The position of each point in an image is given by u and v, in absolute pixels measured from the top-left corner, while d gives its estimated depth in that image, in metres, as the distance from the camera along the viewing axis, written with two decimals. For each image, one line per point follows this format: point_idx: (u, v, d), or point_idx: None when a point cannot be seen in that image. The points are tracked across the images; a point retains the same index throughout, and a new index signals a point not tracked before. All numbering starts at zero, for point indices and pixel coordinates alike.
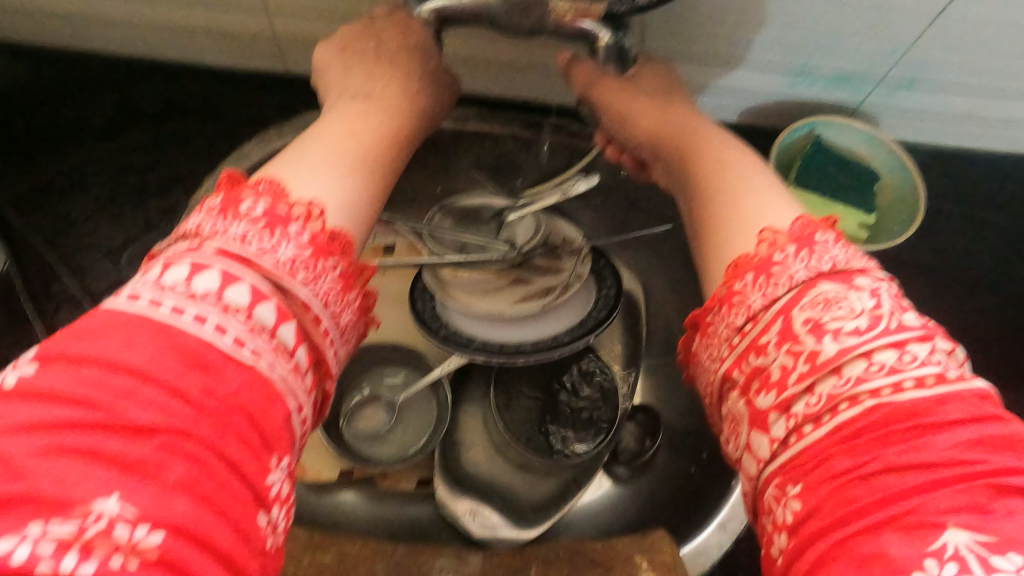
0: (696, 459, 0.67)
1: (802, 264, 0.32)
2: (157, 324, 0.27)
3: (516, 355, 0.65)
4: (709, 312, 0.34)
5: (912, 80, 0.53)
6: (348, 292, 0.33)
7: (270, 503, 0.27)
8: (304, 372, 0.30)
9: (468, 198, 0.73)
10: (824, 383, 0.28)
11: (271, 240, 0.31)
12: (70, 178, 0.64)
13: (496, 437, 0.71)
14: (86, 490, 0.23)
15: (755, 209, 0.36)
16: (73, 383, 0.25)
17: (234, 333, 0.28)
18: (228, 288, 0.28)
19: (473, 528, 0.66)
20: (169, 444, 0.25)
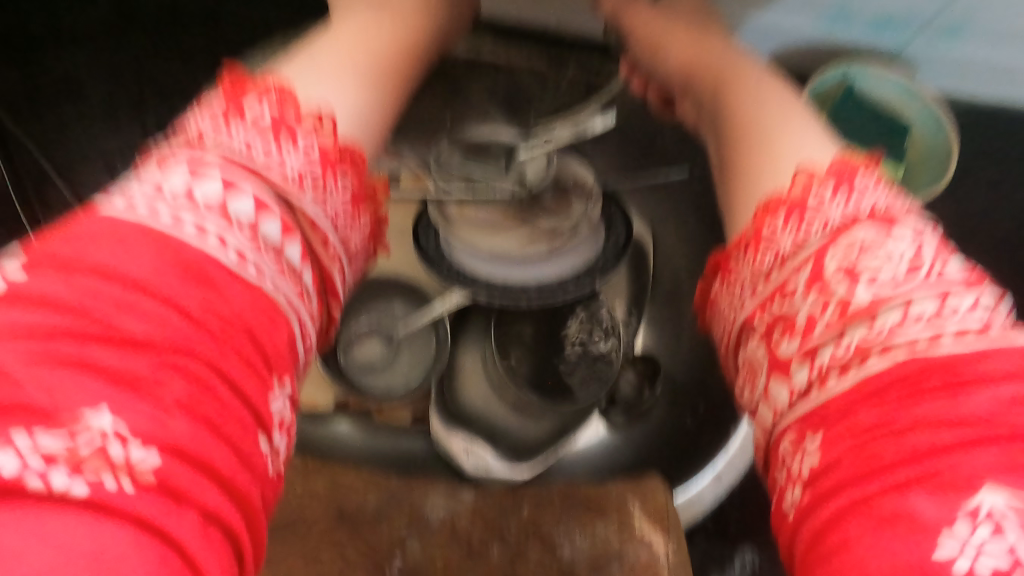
0: (692, 409, 0.68)
1: (840, 207, 0.30)
2: (154, 234, 0.25)
3: (519, 296, 0.65)
4: (734, 256, 0.33)
5: (959, 28, 0.50)
6: (358, 214, 0.32)
7: (273, 428, 0.26)
8: (311, 298, 0.29)
9: (479, 133, 0.69)
10: (854, 332, 0.27)
11: (278, 150, 0.29)
12: (64, 85, 0.62)
13: (493, 376, 0.69)
14: (76, 403, 0.22)
15: (792, 151, 0.34)
16: (64, 291, 0.23)
17: (236, 250, 0.26)
18: (231, 200, 0.26)
19: (467, 465, 0.66)
20: (167, 359, 0.23)
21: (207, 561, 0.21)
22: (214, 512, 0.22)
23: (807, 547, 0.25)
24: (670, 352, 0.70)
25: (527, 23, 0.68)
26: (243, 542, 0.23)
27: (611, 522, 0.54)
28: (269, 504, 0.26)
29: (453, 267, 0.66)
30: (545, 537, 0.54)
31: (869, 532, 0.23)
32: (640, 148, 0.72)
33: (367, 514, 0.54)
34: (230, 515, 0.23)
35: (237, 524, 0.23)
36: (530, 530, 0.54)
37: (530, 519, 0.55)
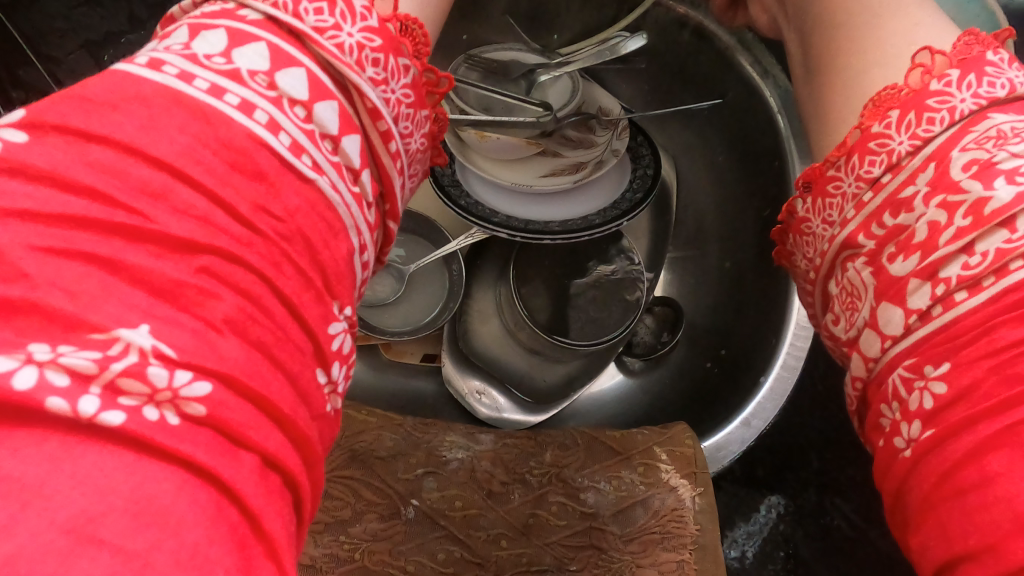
0: (713, 354, 0.64)
1: (970, 92, 0.25)
2: (189, 105, 0.21)
3: (541, 233, 0.60)
4: (831, 164, 0.28)
5: None
6: (420, 109, 0.28)
7: (332, 359, 0.24)
8: (367, 205, 0.26)
9: (497, 50, 0.65)
10: (989, 239, 0.22)
11: (332, 15, 0.24)
12: None
13: (508, 320, 0.67)
14: (106, 314, 0.18)
15: (902, 34, 0.28)
16: (80, 168, 0.20)
17: (289, 135, 0.22)
18: (280, 72, 0.23)
19: (480, 408, 0.64)
20: (213, 269, 0.20)
21: (265, 511, 0.20)
22: (272, 455, 0.20)
23: (933, 486, 0.22)
24: (691, 296, 0.69)
25: None
26: (299, 480, 0.22)
27: (636, 468, 0.52)
28: (307, 432, 0.22)
29: (472, 199, 0.61)
30: (568, 482, 0.51)
31: (1018, 466, 0.20)
32: (669, 74, 0.66)
33: (379, 451, 0.50)
34: (288, 457, 0.21)
35: (296, 466, 0.21)
36: (553, 473, 0.52)
37: (553, 462, 0.52)
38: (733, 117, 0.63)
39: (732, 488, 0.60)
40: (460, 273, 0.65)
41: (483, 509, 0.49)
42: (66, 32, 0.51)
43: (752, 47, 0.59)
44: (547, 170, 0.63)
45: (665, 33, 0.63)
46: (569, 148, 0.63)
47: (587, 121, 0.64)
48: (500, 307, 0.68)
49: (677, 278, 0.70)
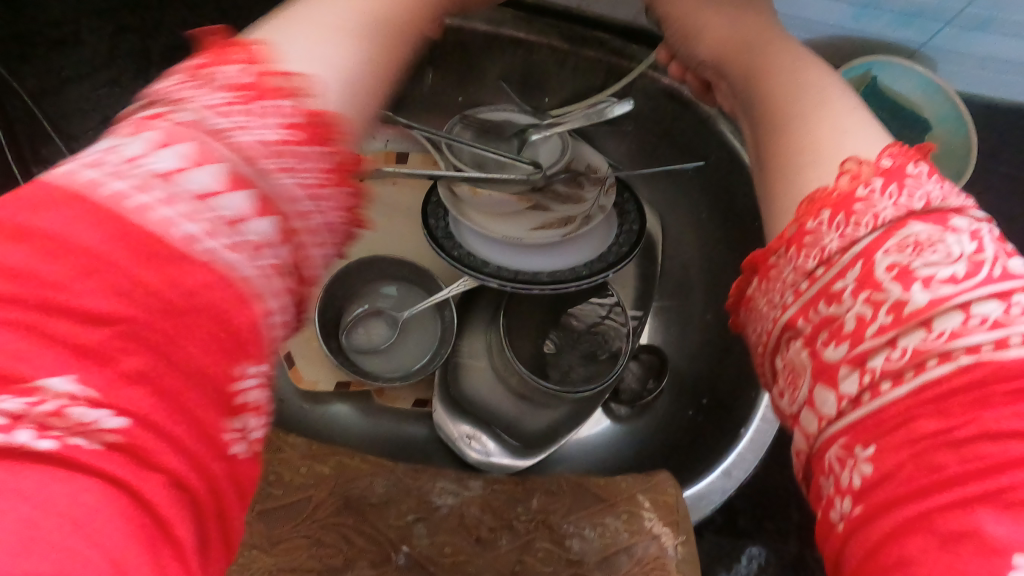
0: (696, 403, 0.67)
1: (891, 201, 0.28)
2: (109, 198, 0.24)
3: (530, 283, 0.65)
4: (773, 253, 0.31)
5: (987, 20, 0.54)
6: (340, 184, 0.30)
7: (241, 411, 0.25)
8: (282, 273, 0.27)
9: (490, 112, 0.69)
10: (909, 337, 0.25)
11: (254, 114, 0.28)
12: None
13: (498, 365, 0.70)
14: (31, 371, 0.21)
15: (836, 140, 0.31)
16: (12, 253, 0.23)
17: (203, 219, 0.25)
18: (198, 167, 0.25)
19: (470, 452, 0.66)
20: (124, 335, 0.22)
21: (175, 524, 0.22)
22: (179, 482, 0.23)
23: (863, 561, 0.24)
24: (676, 345, 0.72)
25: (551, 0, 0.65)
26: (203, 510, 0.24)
27: (620, 516, 0.53)
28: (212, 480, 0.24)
29: (464, 250, 0.66)
30: (554, 529, 0.52)
31: (932, 552, 0.22)
32: (656, 135, 0.70)
33: (374, 499, 0.52)
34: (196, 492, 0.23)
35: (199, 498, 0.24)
36: (540, 520, 0.53)
37: (540, 509, 0.54)
38: (716, 179, 0.67)
39: (713, 538, 0.61)
40: (452, 318, 0.69)
41: (471, 556, 0.50)
42: (88, 112, 0.57)
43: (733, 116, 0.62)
44: (537, 223, 0.67)
45: (652, 100, 0.67)
46: (559, 203, 0.67)
47: (575, 178, 0.68)
48: (491, 352, 0.70)
49: (664, 329, 0.73)
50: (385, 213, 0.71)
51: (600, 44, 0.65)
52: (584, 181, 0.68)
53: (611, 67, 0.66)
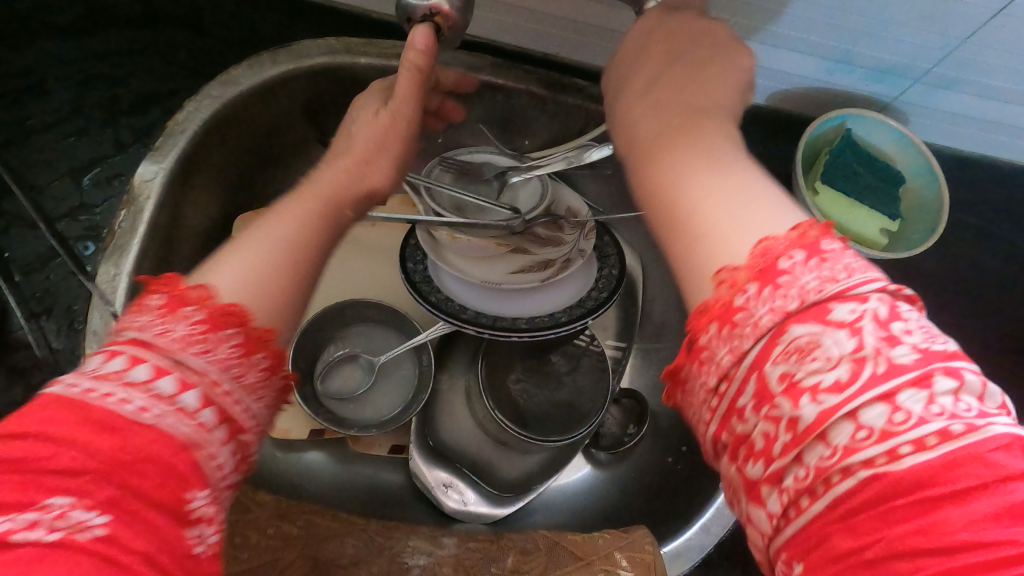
0: (675, 450, 0.66)
1: (767, 305, 0.27)
2: (63, 403, 0.27)
3: (509, 331, 0.63)
4: (683, 367, 0.30)
5: (954, 80, 0.57)
6: (250, 356, 0.31)
7: (193, 523, 0.27)
8: (210, 432, 0.29)
9: (471, 155, 0.69)
10: (811, 454, 0.25)
11: (166, 322, 0.30)
12: (25, 81, 0.58)
13: (477, 411, 0.69)
14: (25, 500, 0.25)
15: (719, 243, 0.30)
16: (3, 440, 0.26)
17: (140, 399, 0.27)
18: (132, 368, 0.28)
19: (447, 501, 0.65)
20: (92, 482, 0.25)
21: None
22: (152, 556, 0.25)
23: None
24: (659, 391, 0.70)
25: (530, 49, 0.67)
26: None
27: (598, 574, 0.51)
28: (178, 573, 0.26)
29: (442, 295, 0.64)
30: None
31: None
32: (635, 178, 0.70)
33: (343, 559, 0.49)
34: None
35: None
36: None
37: (514, 567, 0.52)
38: None
39: None
40: (430, 364, 0.67)
41: None
42: (49, 161, 0.57)
43: None
44: (515, 266, 0.66)
45: None
46: (538, 246, 0.66)
47: (555, 221, 0.67)
48: (470, 396, 0.70)
49: (646, 369, 0.72)
50: (364, 255, 0.71)
51: (580, 91, 0.66)
52: (564, 224, 0.67)
53: (592, 114, 0.67)
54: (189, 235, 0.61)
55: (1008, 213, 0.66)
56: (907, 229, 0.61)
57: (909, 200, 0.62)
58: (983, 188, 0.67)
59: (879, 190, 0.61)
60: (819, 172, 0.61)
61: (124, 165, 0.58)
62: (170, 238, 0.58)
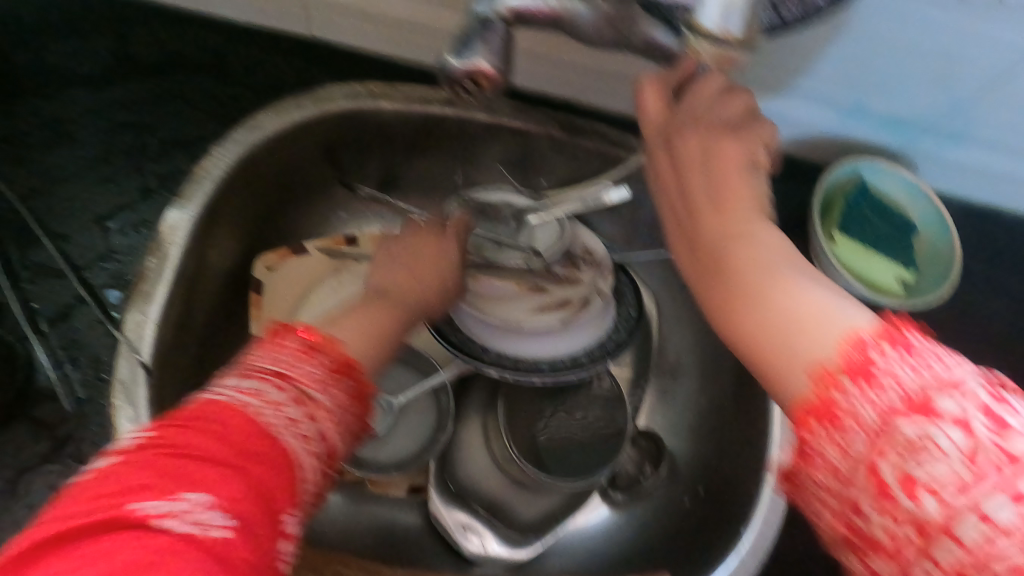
0: (692, 491, 0.67)
1: (869, 402, 0.28)
2: (235, 405, 0.33)
3: (531, 372, 0.64)
4: (794, 466, 0.31)
5: (962, 135, 0.59)
6: (357, 404, 0.39)
7: (282, 543, 0.31)
8: (316, 463, 0.35)
9: (487, 194, 0.70)
10: (943, 553, 0.25)
11: (302, 362, 0.37)
12: (53, 131, 0.60)
13: (495, 451, 0.69)
14: (180, 483, 0.29)
15: (801, 342, 0.31)
16: (179, 430, 0.32)
17: (278, 419, 0.34)
18: (281, 388, 0.35)
19: (465, 543, 0.64)
20: (232, 478, 0.30)
21: None
22: None
23: None
24: (674, 430, 0.71)
25: (549, 95, 0.69)
26: None
27: None
28: None
29: (463, 336, 0.65)
30: None
31: None
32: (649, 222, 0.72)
33: None
34: None
35: None
36: None
37: None
38: None
39: None
40: (449, 404, 0.68)
41: None
42: (74, 210, 0.59)
43: None
44: (534, 306, 0.66)
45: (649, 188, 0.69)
46: (556, 285, 0.67)
47: (572, 260, 0.67)
48: (488, 436, 0.70)
49: (661, 409, 0.72)
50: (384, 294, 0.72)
51: (598, 134, 0.66)
52: (581, 263, 0.68)
53: (606, 157, 0.67)
54: (212, 278, 0.61)
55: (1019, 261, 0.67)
56: (919, 280, 0.63)
57: (922, 250, 0.63)
58: (995, 237, 0.68)
59: (893, 241, 0.62)
60: (834, 223, 0.62)
61: (149, 213, 0.59)
62: (195, 282, 0.58)
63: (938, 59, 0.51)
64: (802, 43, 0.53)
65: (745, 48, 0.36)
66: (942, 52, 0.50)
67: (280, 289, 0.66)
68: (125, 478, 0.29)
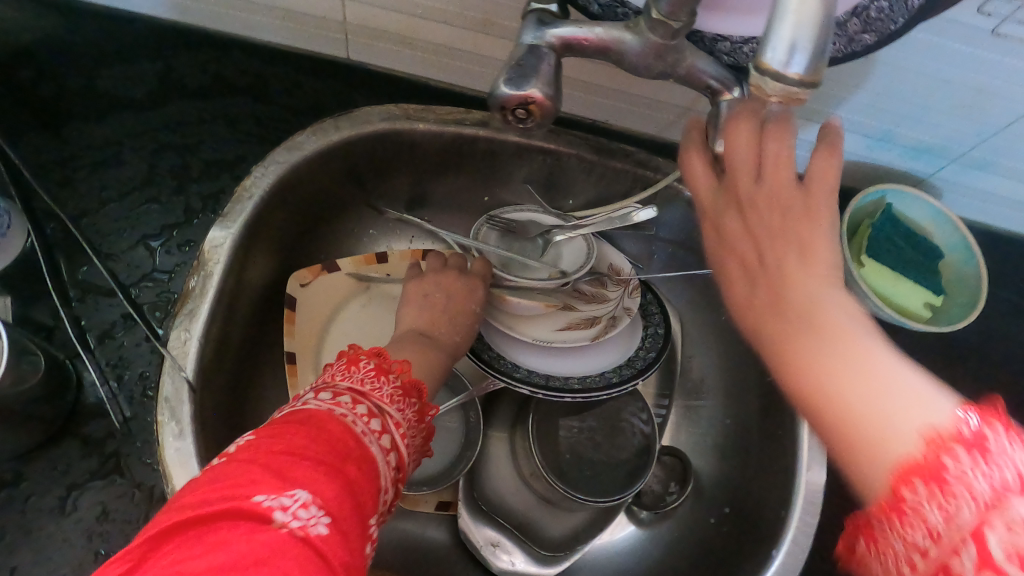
0: (718, 511, 0.68)
1: (984, 478, 0.27)
2: (321, 414, 0.36)
3: (561, 390, 0.63)
4: (876, 519, 0.30)
5: (986, 163, 0.61)
6: (421, 421, 0.44)
7: (367, 547, 0.33)
8: (392, 471, 0.38)
9: (514, 212, 0.70)
10: None
11: (375, 381, 0.42)
12: (102, 154, 0.66)
13: (524, 466, 0.70)
14: (288, 480, 0.31)
15: (905, 411, 0.30)
16: (278, 434, 0.34)
17: (360, 429, 0.37)
18: (359, 403, 0.39)
19: (495, 559, 0.65)
20: (331, 480, 0.32)
21: None
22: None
23: None
24: (699, 448, 0.72)
25: (579, 116, 0.71)
26: None
27: None
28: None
29: (492, 352, 0.64)
30: None
31: None
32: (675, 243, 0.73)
33: None
34: None
35: None
36: None
37: None
38: None
39: None
40: (477, 420, 0.69)
41: None
42: (121, 231, 0.64)
43: None
44: (562, 324, 0.67)
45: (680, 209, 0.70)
46: (583, 302, 0.68)
47: (599, 278, 0.69)
48: (517, 451, 0.71)
49: (687, 427, 0.73)
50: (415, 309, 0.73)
51: (627, 155, 0.68)
52: (607, 281, 0.69)
53: (638, 178, 0.68)
54: (249, 295, 0.62)
55: None
56: (947, 303, 0.64)
57: (948, 274, 0.65)
58: (1011, 264, 0.70)
59: (920, 265, 0.63)
60: (863, 247, 0.64)
61: (194, 234, 0.65)
62: (235, 299, 0.59)
63: (971, 89, 0.53)
64: (838, 75, 0.55)
65: (813, 87, 0.32)
66: (974, 83, 0.53)
67: (311, 305, 0.67)
68: (235, 476, 0.31)
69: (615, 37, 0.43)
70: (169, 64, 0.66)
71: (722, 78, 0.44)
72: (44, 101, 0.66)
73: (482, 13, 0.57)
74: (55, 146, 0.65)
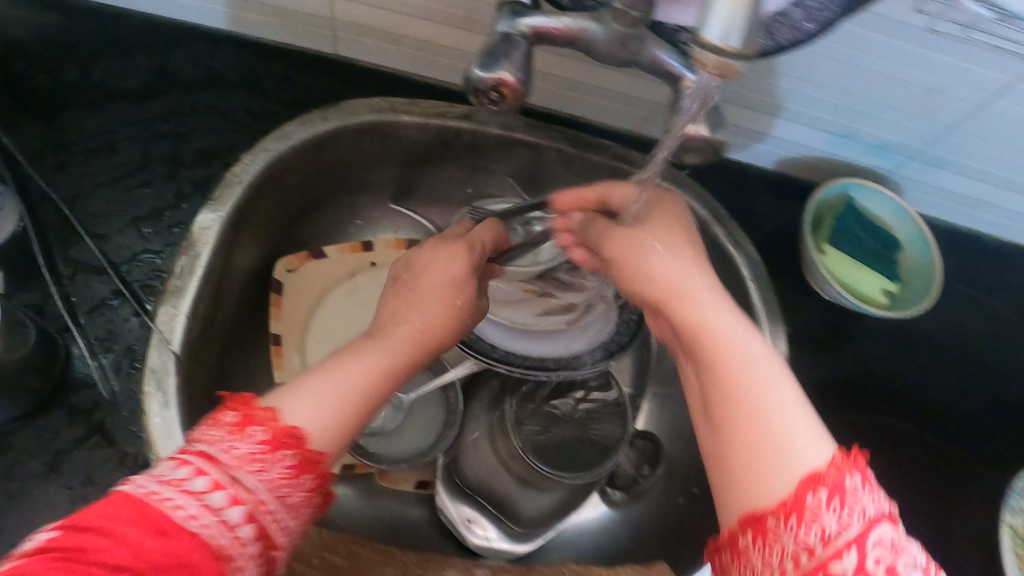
0: (687, 492, 0.70)
1: (835, 514, 0.34)
2: (139, 503, 0.33)
3: (537, 369, 0.67)
4: (741, 536, 0.36)
5: (942, 160, 0.64)
6: (301, 475, 0.38)
7: None
8: (249, 544, 0.35)
9: (498, 203, 0.74)
10: None
11: (231, 441, 0.37)
12: (97, 139, 0.68)
13: (501, 450, 0.70)
14: None
15: (785, 437, 0.37)
16: (83, 537, 0.32)
17: (200, 507, 0.34)
18: (197, 479, 0.35)
19: (471, 537, 0.68)
20: None
21: None
22: None
23: None
24: (672, 433, 0.74)
25: (558, 112, 0.74)
26: None
27: None
28: None
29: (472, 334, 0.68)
30: None
31: None
32: None
33: None
34: None
35: None
36: None
37: None
38: None
39: None
40: (457, 402, 0.71)
41: None
42: (113, 213, 0.67)
43: (724, 222, 0.67)
44: (541, 309, 0.69)
45: None
46: (561, 290, 0.69)
47: (577, 268, 0.68)
48: (493, 435, 0.71)
49: (659, 414, 0.75)
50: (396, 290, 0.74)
51: (604, 149, 0.71)
52: (587, 269, 0.68)
53: (614, 172, 0.71)
54: (236, 279, 0.65)
55: (993, 282, 0.73)
56: (905, 291, 0.69)
57: (907, 265, 0.69)
58: (972, 260, 0.73)
59: (877, 258, 0.69)
60: (823, 240, 0.69)
61: (184, 216, 0.67)
62: (221, 280, 0.62)
63: (922, 89, 0.57)
64: (799, 74, 0.58)
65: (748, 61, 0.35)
66: (926, 84, 0.56)
67: (301, 289, 0.71)
68: None
69: (582, 26, 0.46)
70: (165, 58, 0.69)
71: (682, 64, 0.46)
72: (42, 89, 0.68)
73: (465, 11, 0.61)
74: (53, 131, 0.68)
